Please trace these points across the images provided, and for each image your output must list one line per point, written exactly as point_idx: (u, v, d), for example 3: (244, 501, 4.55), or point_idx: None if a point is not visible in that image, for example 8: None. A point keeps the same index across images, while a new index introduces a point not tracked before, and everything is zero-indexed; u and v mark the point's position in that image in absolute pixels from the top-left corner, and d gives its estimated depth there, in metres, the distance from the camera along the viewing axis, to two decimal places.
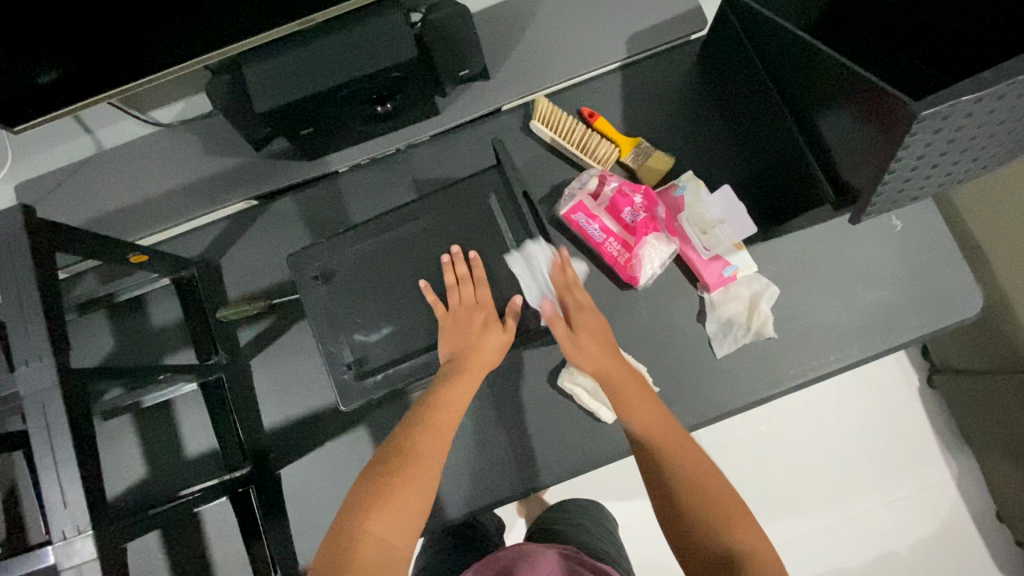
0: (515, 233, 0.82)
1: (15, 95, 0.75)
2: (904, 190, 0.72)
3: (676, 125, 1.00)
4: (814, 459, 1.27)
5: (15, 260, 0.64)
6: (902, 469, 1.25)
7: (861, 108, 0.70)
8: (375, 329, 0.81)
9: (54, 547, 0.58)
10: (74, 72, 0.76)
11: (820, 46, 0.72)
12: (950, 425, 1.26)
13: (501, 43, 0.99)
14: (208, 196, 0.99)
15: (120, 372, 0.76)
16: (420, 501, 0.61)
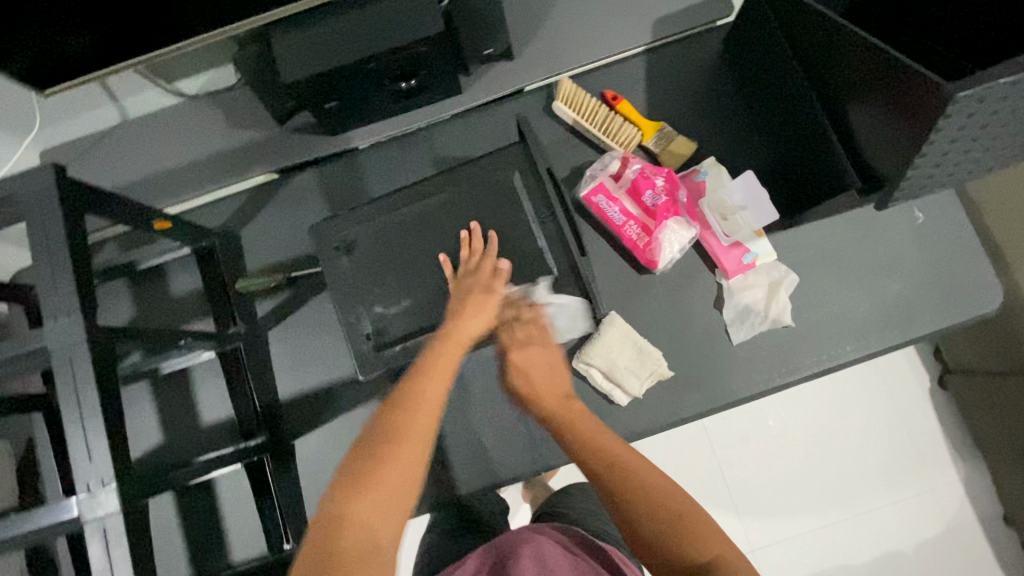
0: (537, 211, 0.82)
1: (46, 58, 0.76)
2: (932, 174, 0.72)
3: (699, 110, 0.99)
4: (824, 452, 1.26)
5: (47, 218, 0.65)
6: (912, 468, 1.25)
7: (889, 88, 0.70)
8: (395, 302, 0.82)
9: (79, 498, 0.59)
10: (106, 38, 0.77)
11: (854, 28, 0.72)
12: (961, 427, 1.25)
13: (526, 24, 0.99)
14: (230, 168, 1.00)
15: (143, 335, 0.77)
16: (403, 482, 0.55)
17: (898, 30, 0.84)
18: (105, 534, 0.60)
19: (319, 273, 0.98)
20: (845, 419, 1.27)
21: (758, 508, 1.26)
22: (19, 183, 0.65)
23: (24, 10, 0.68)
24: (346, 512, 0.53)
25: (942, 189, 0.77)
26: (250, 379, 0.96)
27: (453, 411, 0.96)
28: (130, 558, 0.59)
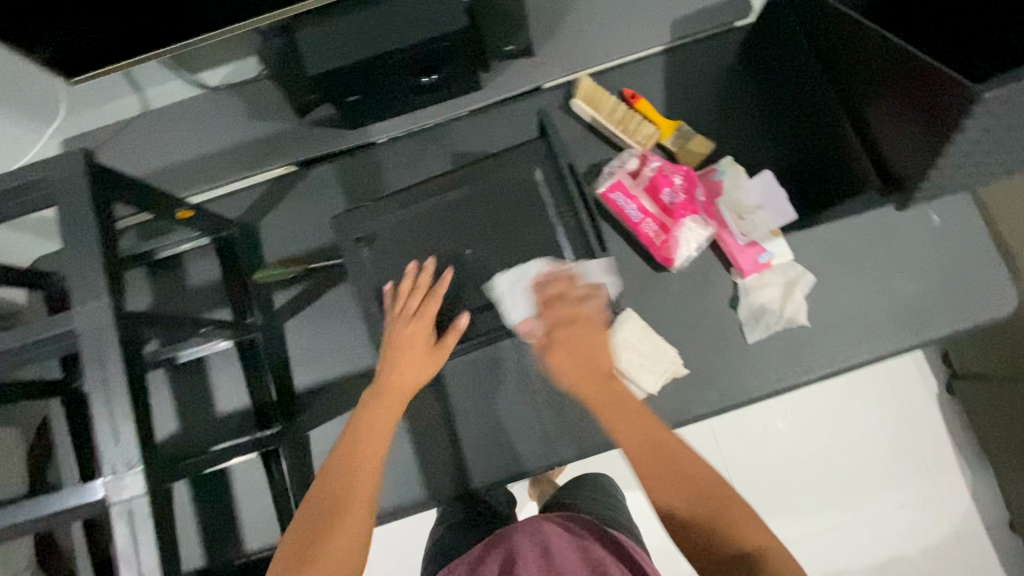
0: (558, 203, 0.83)
1: (74, 46, 0.76)
2: (955, 169, 0.73)
3: (718, 109, 0.99)
4: (835, 455, 1.26)
5: (75, 203, 0.65)
6: (922, 473, 1.24)
7: (910, 87, 0.70)
8: None
9: (106, 480, 0.60)
10: (133, 28, 0.77)
11: (879, 30, 0.72)
12: (970, 433, 1.25)
13: (546, 21, 0.99)
14: (250, 159, 1.01)
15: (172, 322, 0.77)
16: (349, 546, 0.60)
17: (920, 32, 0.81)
18: (130, 516, 0.60)
19: (336, 266, 0.99)
20: (855, 422, 1.27)
21: (766, 509, 1.26)
22: (48, 168, 0.65)
23: None
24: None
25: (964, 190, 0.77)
26: (267, 368, 0.96)
27: (468, 404, 0.97)
28: (156, 539, 0.60)
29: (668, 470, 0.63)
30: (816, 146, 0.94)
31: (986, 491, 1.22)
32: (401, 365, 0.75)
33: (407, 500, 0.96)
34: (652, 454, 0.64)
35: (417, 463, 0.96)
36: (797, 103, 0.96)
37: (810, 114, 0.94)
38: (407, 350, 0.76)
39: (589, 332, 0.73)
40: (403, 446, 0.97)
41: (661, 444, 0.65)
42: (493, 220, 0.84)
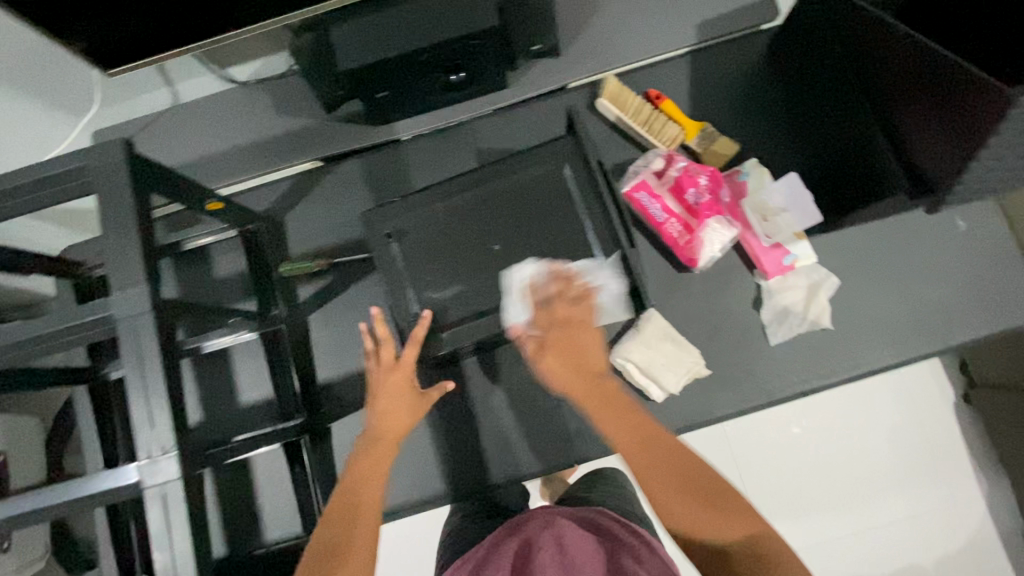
0: (586, 198, 0.84)
1: (113, 38, 0.77)
2: (990, 171, 0.73)
3: (743, 111, 1.00)
4: (840, 459, 1.24)
5: (114, 191, 0.66)
6: (933, 484, 1.22)
7: (943, 90, 0.70)
8: (444, 289, 0.84)
9: (141, 464, 0.61)
10: (170, 21, 0.78)
11: (911, 32, 0.72)
12: (987, 445, 1.22)
13: (573, 21, 1.00)
14: (279, 154, 1.02)
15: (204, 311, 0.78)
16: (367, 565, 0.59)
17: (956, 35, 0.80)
18: (164, 499, 0.61)
19: (361, 260, 1.00)
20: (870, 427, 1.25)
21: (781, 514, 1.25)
22: (89, 156, 0.67)
23: None
24: None
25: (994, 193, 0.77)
26: (290, 360, 0.97)
27: (489, 401, 0.97)
28: (188, 523, 0.61)
29: (659, 467, 0.61)
30: (842, 148, 0.94)
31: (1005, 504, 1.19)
32: (384, 415, 0.70)
33: (425, 494, 0.96)
34: (646, 449, 0.62)
35: (436, 457, 0.97)
36: (822, 106, 0.96)
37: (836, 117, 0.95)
38: (387, 397, 0.71)
39: (581, 331, 0.68)
40: (423, 440, 0.97)
41: (650, 436, 0.63)
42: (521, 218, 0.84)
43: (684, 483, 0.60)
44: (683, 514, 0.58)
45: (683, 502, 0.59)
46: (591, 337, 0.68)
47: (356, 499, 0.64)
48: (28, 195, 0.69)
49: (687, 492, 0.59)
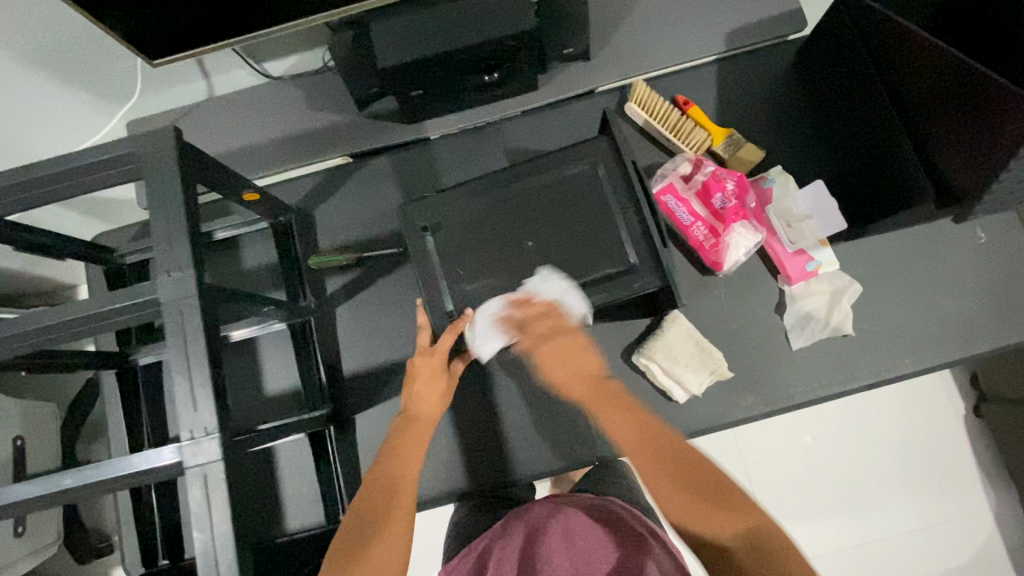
0: (618, 196, 0.85)
1: (161, 28, 0.78)
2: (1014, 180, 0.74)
3: (769, 119, 1.01)
4: (839, 458, 1.23)
5: (163, 177, 0.68)
6: (942, 498, 1.21)
7: (975, 99, 0.72)
8: (477, 281, 0.85)
9: (184, 444, 0.62)
10: (212, 18, 0.79)
11: (936, 40, 0.74)
12: (997, 460, 1.21)
13: (604, 27, 1.02)
14: (310, 148, 1.04)
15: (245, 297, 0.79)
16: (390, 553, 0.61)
17: (990, 44, 0.80)
18: (205, 479, 0.62)
19: (389, 255, 1.02)
20: (878, 435, 1.23)
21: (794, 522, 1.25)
22: (141, 142, 0.68)
23: None
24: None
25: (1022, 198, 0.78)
26: (317, 351, 0.98)
27: (512, 397, 0.99)
28: (229, 504, 0.62)
29: (652, 457, 0.66)
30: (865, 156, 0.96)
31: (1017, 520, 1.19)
32: (419, 396, 0.78)
33: (446, 488, 0.97)
34: (642, 437, 0.68)
35: (458, 452, 0.98)
36: (847, 115, 0.98)
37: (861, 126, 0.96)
38: (419, 381, 0.78)
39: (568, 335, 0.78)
40: (445, 434, 0.98)
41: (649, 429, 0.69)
42: (553, 214, 0.86)
43: (683, 472, 0.64)
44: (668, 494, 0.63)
45: (670, 486, 0.63)
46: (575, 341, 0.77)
47: (390, 485, 0.69)
48: (81, 177, 0.71)
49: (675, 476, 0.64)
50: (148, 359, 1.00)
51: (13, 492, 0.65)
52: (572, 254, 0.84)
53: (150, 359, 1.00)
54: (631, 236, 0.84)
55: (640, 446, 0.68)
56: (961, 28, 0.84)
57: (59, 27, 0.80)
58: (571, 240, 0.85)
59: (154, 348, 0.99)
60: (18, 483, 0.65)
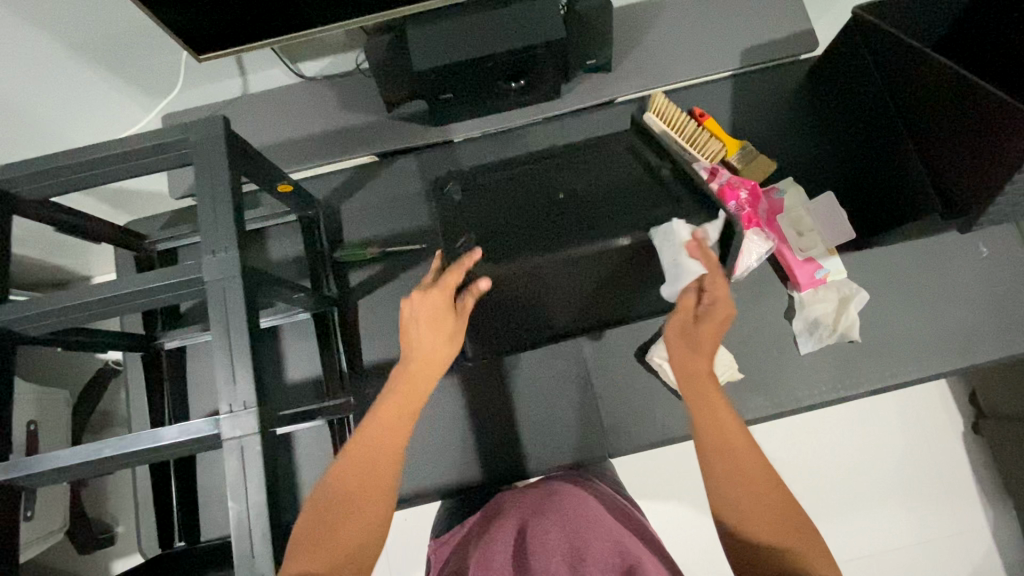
0: (645, 163, 0.93)
1: (207, 27, 0.81)
2: (1008, 196, 0.80)
3: (777, 133, 1.07)
4: (835, 461, 1.21)
5: (212, 163, 0.71)
6: (942, 513, 1.18)
7: (980, 116, 0.77)
8: (501, 226, 0.90)
9: (223, 417, 0.64)
10: (254, 17, 0.82)
11: (936, 55, 0.80)
12: (997, 478, 1.20)
13: (625, 39, 1.06)
14: (340, 147, 1.08)
15: (279, 282, 0.82)
16: (372, 510, 0.58)
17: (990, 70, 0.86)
18: (242, 451, 0.64)
19: (413, 252, 1.07)
20: (878, 442, 1.21)
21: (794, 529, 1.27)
22: (192, 130, 0.72)
23: None
24: (330, 532, 0.57)
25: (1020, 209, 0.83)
26: (339, 341, 1.02)
27: (527, 391, 1.01)
28: (263, 476, 0.64)
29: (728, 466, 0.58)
30: (864, 171, 1.01)
31: (1017, 539, 1.17)
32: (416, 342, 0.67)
33: (457, 479, 0.99)
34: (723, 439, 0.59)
35: (472, 444, 1.00)
36: (849, 131, 1.04)
37: (861, 143, 1.02)
38: (419, 321, 0.67)
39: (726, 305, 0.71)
40: (460, 426, 1.01)
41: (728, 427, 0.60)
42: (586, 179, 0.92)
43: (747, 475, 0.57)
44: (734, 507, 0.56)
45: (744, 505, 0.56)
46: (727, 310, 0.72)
47: (382, 433, 0.62)
48: (135, 160, 0.75)
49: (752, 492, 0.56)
50: (172, 343, 1.02)
51: (53, 459, 0.66)
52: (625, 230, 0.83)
53: (174, 344, 1.03)
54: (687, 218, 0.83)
55: (719, 456, 0.58)
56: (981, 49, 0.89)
57: (111, 21, 0.84)
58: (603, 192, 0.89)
59: (178, 333, 1.02)
60: (59, 451, 0.67)
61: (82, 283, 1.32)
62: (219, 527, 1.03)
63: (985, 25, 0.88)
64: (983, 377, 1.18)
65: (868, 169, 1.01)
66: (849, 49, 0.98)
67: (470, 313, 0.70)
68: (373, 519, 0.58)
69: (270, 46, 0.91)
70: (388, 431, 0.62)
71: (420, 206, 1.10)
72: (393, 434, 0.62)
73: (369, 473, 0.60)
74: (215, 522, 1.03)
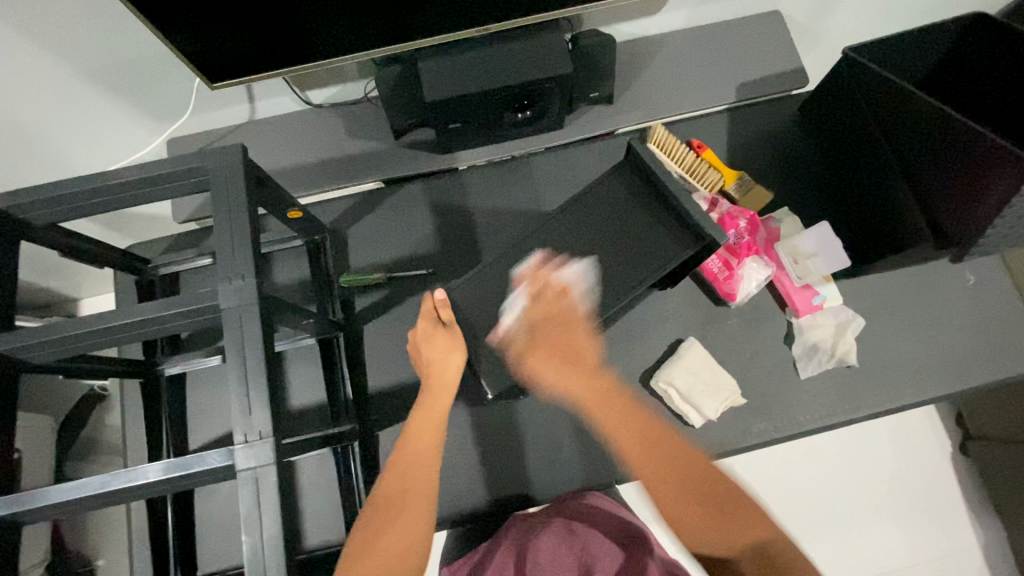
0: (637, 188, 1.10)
1: (221, 54, 0.81)
2: (998, 223, 0.85)
3: (768, 167, 1.12)
4: (829, 483, 1.22)
5: (230, 191, 0.72)
6: (935, 534, 1.20)
7: (963, 149, 0.83)
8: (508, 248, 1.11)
9: (240, 447, 0.64)
10: (267, 46, 0.82)
11: (915, 89, 0.85)
12: (987, 501, 1.22)
13: (628, 73, 1.10)
14: (346, 173, 1.09)
15: (291, 309, 0.82)
16: (419, 511, 0.68)
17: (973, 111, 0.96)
18: (257, 482, 0.64)
19: (417, 277, 1.08)
20: (870, 463, 1.23)
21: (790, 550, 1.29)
22: (211, 159, 0.73)
23: (222, 14, 0.74)
24: (379, 533, 0.65)
25: (1008, 235, 0.89)
26: (344, 367, 1.02)
27: (533, 417, 1.02)
28: (278, 508, 0.63)
29: (670, 477, 0.68)
30: (845, 206, 1.07)
31: (1007, 558, 1.19)
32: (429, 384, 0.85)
33: (461, 508, 0.98)
34: (653, 454, 0.71)
35: (478, 470, 1.00)
36: (826, 169, 1.11)
37: (841, 178, 1.08)
38: (430, 343, 0.87)
39: (574, 329, 0.87)
40: (465, 453, 1.01)
41: (654, 438, 0.73)
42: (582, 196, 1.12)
43: (688, 489, 0.66)
44: (690, 515, 0.64)
45: (693, 512, 0.64)
46: (585, 335, 0.86)
47: (417, 448, 0.76)
48: (150, 187, 0.75)
49: (698, 496, 0.65)
50: (174, 369, 1.01)
51: (59, 492, 0.65)
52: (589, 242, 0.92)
53: (177, 369, 1.01)
54: (622, 206, 0.92)
55: (653, 457, 0.71)
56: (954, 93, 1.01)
57: (118, 48, 0.83)
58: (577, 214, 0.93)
59: (181, 358, 1.01)
60: (64, 483, 0.65)
61: (70, 305, 1.30)
62: (216, 558, 1.01)
63: (971, 55, 0.95)
64: (972, 401, 1.20)
65: (849, 203, 1.07)
66: (835, 99, 1.02)
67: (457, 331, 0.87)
68: (421, 507, 0.69)
69: (281, 75, 0.92)
70: (420, 447, 0.76)
71: (425, 230, 1.12)
72: (424, 446, 0.76)
73: (414, 475, 0.72)
74: (213, 553, 1.01)
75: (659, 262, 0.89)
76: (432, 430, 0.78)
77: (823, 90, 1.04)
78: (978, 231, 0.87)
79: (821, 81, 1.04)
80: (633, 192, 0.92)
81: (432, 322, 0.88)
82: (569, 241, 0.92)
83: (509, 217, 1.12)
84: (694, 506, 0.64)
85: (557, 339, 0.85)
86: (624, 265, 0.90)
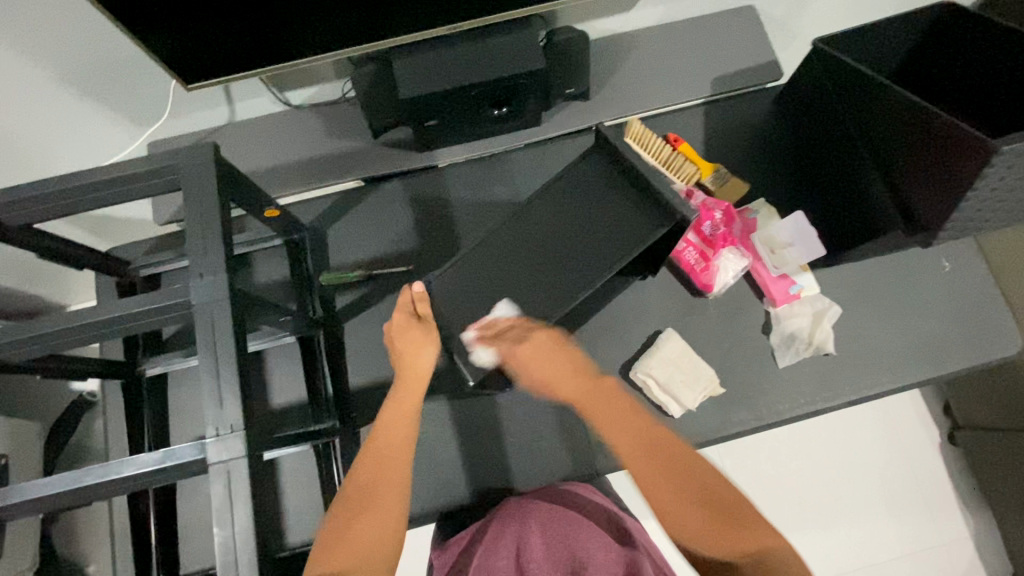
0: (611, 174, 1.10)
1: (195, 56, 0.82)
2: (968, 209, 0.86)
3: (745, 160, 1.13)
4: (814, 473, 1.23)
5: (202, 189, 0.73)
6: (922, 523, 1.20)
7: (934, 136, 0.83)
8: None
9: (211, 441, 0.64)
10: (242, 47, 0.83)
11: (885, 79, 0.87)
12: (973, 489, 1.22)
13: (605, 69, 1.11)
14: (326, 172, 1.09)
15: (267, 306, 0.82)
16: (394, 503, 0.69)
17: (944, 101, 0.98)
18: (228, 475, 0.64)
19: (398, 274, 1.09)
20: (855, 451, 1.24)
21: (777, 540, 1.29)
22: (182, 157, 0.74)
23: (192, 15, 0.75)
24: (348, 527, 0.65)
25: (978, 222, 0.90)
26: (325, 364, 1.02)
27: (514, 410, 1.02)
28: (249, 500, 0.64)
29: (675, 480, 0.67)
30: (821, 197, 1.08)
31: (993, 546, 1.19)
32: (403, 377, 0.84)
33: (444, 503, 0.99)
34: (661, 455, 0.70)
35: (460, 465, 1.00)
36: (802, 161, 1.11)
37: (816, 169, 1.09)
38: (405, 338, 0.87)
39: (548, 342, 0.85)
40: (447, 448, 1.01)
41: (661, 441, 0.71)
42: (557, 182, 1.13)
43: (690, 488, 0.65)
44: (688, 512, 0.63)
45: (686, 506, 0.64)
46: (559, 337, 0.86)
47: (390, 439, 0.76)
48: (124, 185, 0.76)
49: (693, 495, 0.65)
50: (154, 370, 1.01)
51: (32, 488, 0.65)
52: (560, 224, 0.92)
53: (158, 370, 1.01)
54: (593, 185, 0.93)
55: (650, 456, 0.70)
56: (925, 83, 1.02)
57: (93, 52, 0.84)
58: (549, 196, 0.94)
59: (161, 359, 1.01)
60: (37, 479, 0.66)
61: None
62: (200, 557, 1.01)
63: (941, 45, 0.97)
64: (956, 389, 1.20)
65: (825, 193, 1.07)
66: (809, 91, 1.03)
67: (433, 326, 0.88)
68: (394, 498, 0.70)
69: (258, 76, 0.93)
70: (396, 438, 0.76)
71: (405, 228, 1.12)
72: (400, 436, 0.76)
73: (387, 466, 0.72)
74: (197, 553, 1.02)
75: (632, 240, 0.88)
76: (406, 419, 0.79)
77: (800, 83, 1.05)
78: (944, 220, 0.88)
79: (796, 73, 1.05)
80: (603, 172, 0.93)
81: (408, 316, 0.88)
82: (543, 225, 0.92)
83: (487, 212, 1.13)
84: (700, 501, 0.64)
85: (545, 352, 0.85)
86: (596, 244, 0.89)
